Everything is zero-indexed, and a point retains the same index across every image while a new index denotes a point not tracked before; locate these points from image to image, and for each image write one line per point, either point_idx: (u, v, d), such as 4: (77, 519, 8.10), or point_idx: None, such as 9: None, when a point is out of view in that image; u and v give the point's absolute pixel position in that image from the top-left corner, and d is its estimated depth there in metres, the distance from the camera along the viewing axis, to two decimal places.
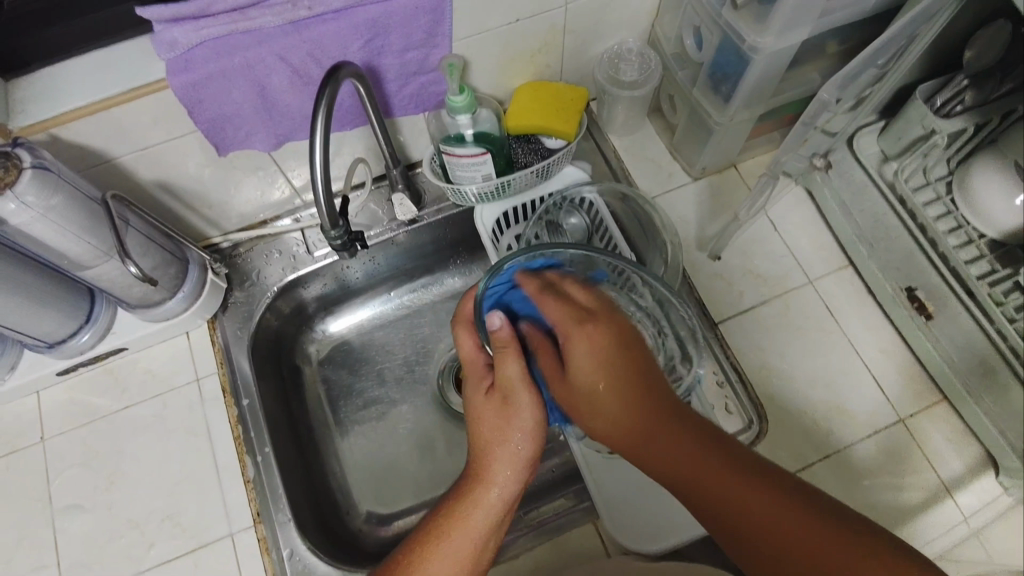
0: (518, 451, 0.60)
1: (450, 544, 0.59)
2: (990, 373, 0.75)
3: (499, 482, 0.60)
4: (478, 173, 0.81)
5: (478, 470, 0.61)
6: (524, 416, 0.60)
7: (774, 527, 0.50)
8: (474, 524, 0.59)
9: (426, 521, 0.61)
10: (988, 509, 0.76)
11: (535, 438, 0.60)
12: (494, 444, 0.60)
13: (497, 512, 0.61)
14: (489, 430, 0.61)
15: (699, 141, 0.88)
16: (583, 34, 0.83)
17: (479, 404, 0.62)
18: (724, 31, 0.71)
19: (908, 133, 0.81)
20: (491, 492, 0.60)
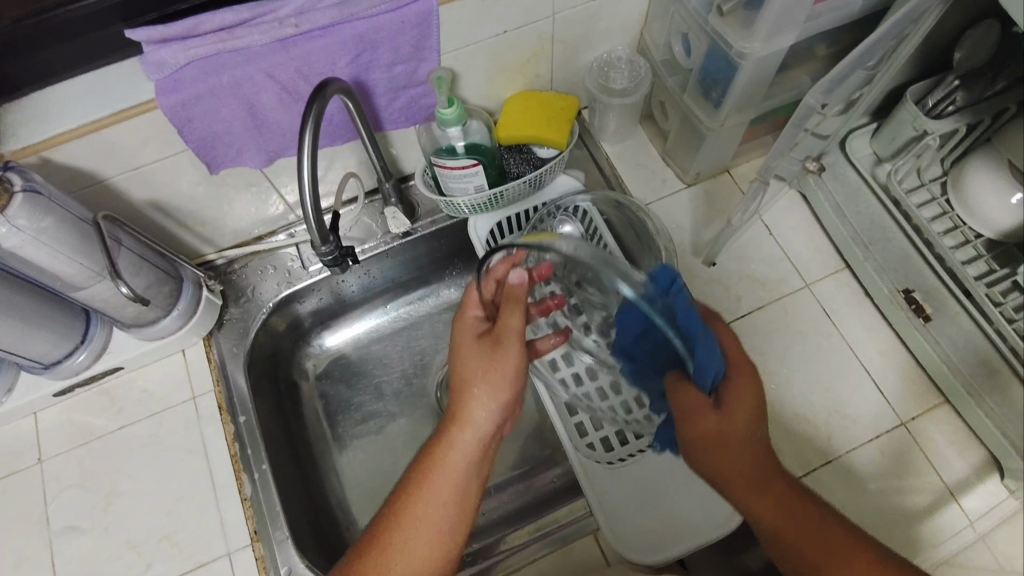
0: (490, 411, 0.63)
1: (433, 488, 0.61)
2: (994, 373, 0.73)
3: (471, 444, 0.63)
4: (471, 184, 0.82)
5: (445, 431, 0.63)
6: (498, 376, 0.63)
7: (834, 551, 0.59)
8: (455, 465, 0.62)
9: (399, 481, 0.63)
10: (994, 511, 0.74)
11: (511, 384, 0.63)
12: (465, 404, 0.63)
13: (474, 455, 0.62)
14: (469, 371, 0.63)
15: (691, 147, 0.88)
16: (571, 43, 0.83)
17: (467, 349, 0.65)
18: (712, 36, 0.71)
19: (901, 135, 0.81)
20: (466, 437, 0.62)
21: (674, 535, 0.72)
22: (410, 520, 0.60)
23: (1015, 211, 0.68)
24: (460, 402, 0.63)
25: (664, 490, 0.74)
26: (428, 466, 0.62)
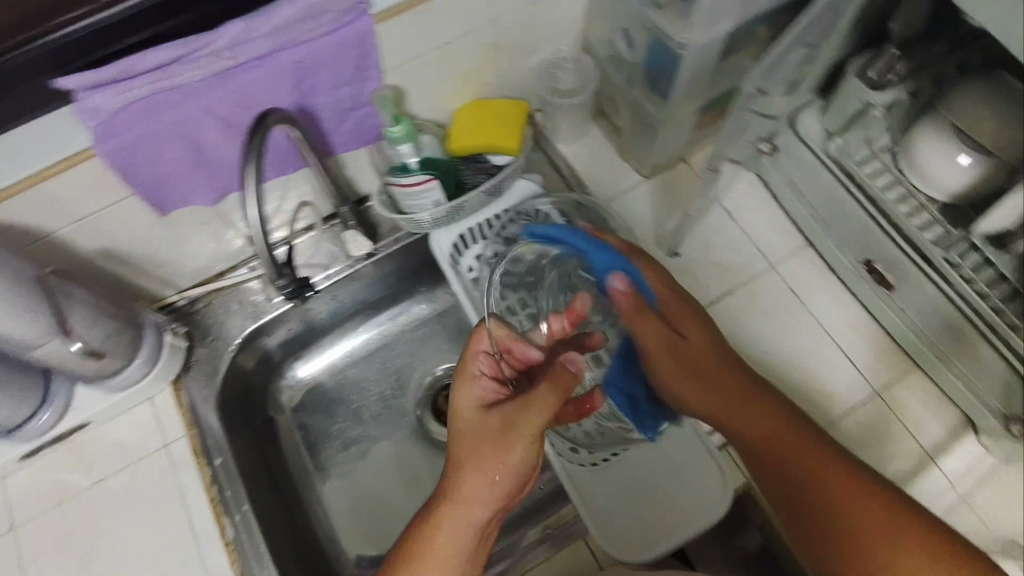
0: (484, 505, 0.61)
1: (427, 560, 0.59)
2: (961, 337, 0.75)
3: (459, 537, 0.60)
4: (428, 201, 0.81)
5: (435, 515, 0.61)
6: (500, 474, 0.60)
7: (792, 449, 0.64)
8: (451, 541, 0.60)
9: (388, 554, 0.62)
10: (974, 470, 0.76)
11: (517, 474, 0.60)
12: (462, 492, 0.60)
13: (471, 537, 0.61)
14: (472, 453, 0.60)
15: (644, 141, 0.88)
16: (515, 48, 0.82)
17: (472, 422, 0.62)
18: (651, 30, 0.71)
19: (847, 108, 0.80)
20: (465, 515, 0.60)
21: (667, 529, 0.73)
22: None
23: (964, 175, 0.69)
24: (455, 491, 0.61)
25: (652, 487, 0.75)
26: (414, 549, 0.60)
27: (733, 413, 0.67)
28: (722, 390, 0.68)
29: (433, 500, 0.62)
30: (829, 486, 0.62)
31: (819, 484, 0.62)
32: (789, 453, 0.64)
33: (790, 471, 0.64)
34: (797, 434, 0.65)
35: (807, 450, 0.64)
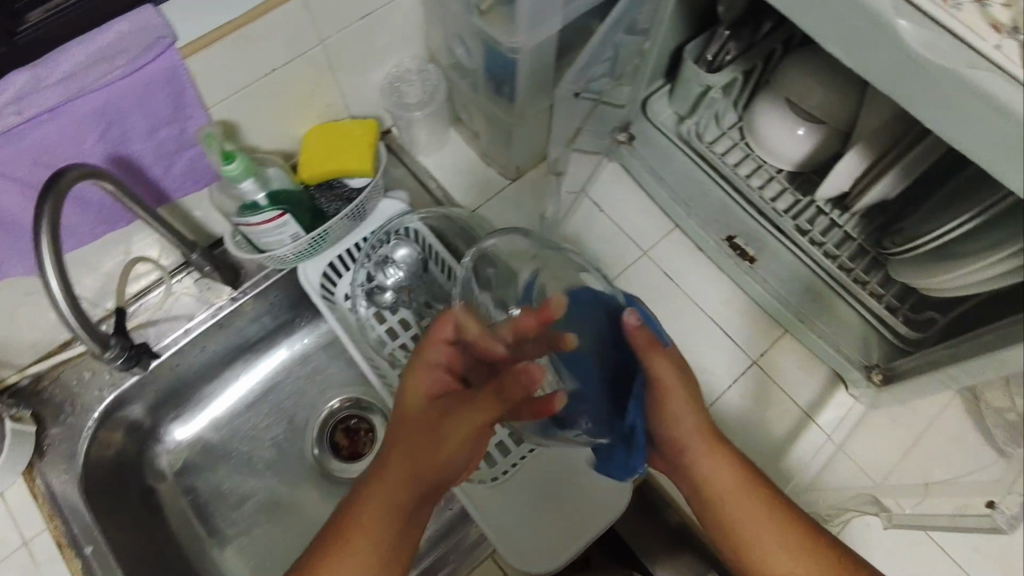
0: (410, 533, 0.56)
1: (342, 556, 0.54)
2: (818, 297, 0.79)
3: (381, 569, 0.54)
4: (284, 235, 0.77)
5: (346, 541, 0.54)
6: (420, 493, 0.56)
7: (736, 525, 0.57)
8: (365, 540, 0.54)
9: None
10: (847, 421, 0.80)
11: (450, 469, 0.56)
12: (377, 510, 0.55)
13: (392, 535, 0.55)
14: (412, 439, 0.56)
15: (501, 146, 0.86)
16: (353, 65, 0.79)
17: (418, 408, 0.57)
18: (482, 35, 0.70)
19: (690, 92, 0.82)
20: (386, 498, 0.55)
21: (567, 534, 0.73)
22: None
23: (802, 143, 0.78)
24: (370, 516, 0.55)
25: (555, 496, 0.74)
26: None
27: (718, 498, 0.58)
28: (710, 480, 0.59)
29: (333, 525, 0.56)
30: (761, 553, 0.56)
31: (754, 540, 0.56)
32: (732, 526, 0.58)
33: (725, 527, 0.58)
34: (737, 486, 0.58)
35: (751, 519, 0.57)
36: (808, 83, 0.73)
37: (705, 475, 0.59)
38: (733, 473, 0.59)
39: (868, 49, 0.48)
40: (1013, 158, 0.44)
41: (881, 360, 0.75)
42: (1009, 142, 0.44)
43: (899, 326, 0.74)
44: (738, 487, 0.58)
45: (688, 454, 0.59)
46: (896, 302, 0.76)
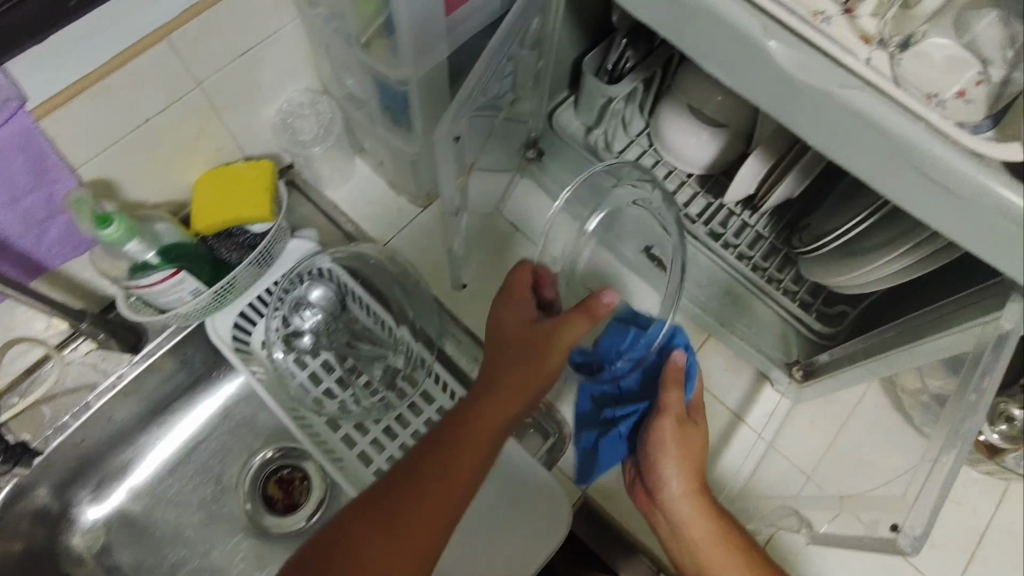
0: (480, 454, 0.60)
1: (427, 468, 0.58)
2: (737, 299, 0.79)
3: (461, 486, 0.58)
4: (184, 292, 0.73)
5: (416, 468, 0.58)
6: (495, 427, 0.62)
7: (694, 548, 0.66)
8: (465, 445, 0.60)
9: (337, 531, 0.56)
10: (775, 417, 0.81)
11: (550, 375, 0.65)
12: (459, 438, 0.60)
13: (473, 445, 0.60)
14: (547, 347, 0.65)
15: (408, 175, 0.83)
16: (237, 106, 0.75)
17: (516, 326, 0.68)
18: (366, 69, 0.66)
19: (593, 104, 0.81)
20: (500, 401, 0.63)
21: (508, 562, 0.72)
22: (377, 516, 0.56)
23: (710, 146, 0.78)
24: (472, 434, 0.61)
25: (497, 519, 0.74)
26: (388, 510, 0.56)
27: (693, 526, 0.66)
28: (688, 502, 0.67)
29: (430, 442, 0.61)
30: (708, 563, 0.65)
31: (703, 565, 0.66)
32: (693, 553, 0.66)
33: (691, 559, 0.67)
34: (709, 522, 0.67)
35: (713, 550, 0.65)
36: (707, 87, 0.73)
37: (687, 514, 0.67)
38: (691, 514, 0.67)
39: (748, 70, 0.48)
40: (900, 169, 0.45)
41: (801, 356, 0.77)
42: (896, 155, 0.44)
43: (813, 322, 0.76)
44: (709, 519, 0.67)
45: (666, 495, 0.68)
46: (810, 298, 0.77)
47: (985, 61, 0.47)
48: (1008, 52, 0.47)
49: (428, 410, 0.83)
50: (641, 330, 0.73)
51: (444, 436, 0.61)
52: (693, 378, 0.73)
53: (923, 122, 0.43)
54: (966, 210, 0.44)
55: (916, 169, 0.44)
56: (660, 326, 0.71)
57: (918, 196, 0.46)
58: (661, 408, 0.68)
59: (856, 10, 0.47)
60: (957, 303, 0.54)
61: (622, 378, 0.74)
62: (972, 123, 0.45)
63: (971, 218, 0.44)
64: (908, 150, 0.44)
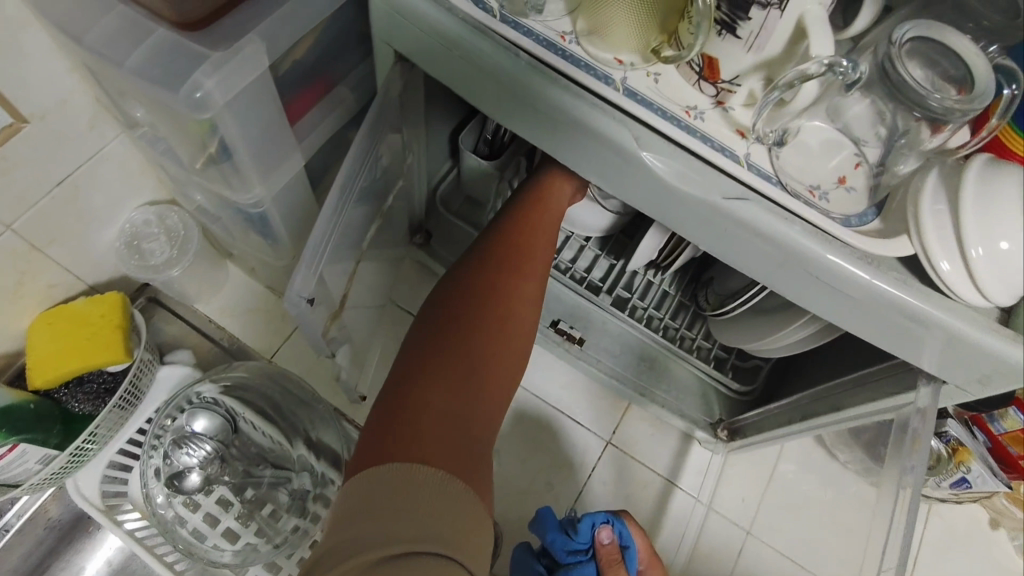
0: (530, 306, 0.54)
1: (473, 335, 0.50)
2: (653, 364, 0.77)
3: (512, 337, 0.52)
4: (27, 465, 0.62)
5: (458, 319, 0.50)
6: (533, 266, 0.56)
7: None
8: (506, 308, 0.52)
9: (397, 386, 0.46)
10: (710, 476, 0.80)
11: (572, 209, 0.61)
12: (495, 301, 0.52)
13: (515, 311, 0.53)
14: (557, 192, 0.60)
15: (286, 280, 0.76)
16: (66, 237, 0.65)
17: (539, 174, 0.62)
18: (210, 191, 0.58)
19: (476, 179, 0.73)
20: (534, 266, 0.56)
21: None
22: (434, 383, 0.45)
23: (605, 216, 0.68)
24: (507, 266, 0.54)
25: None
26: (440, 353, 0.47)
27: None
28: None
29: (469, 278, 0.53)
30: None
31: None
32: None
33: None
34: None
35: None
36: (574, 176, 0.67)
37: None
38: None
39: (622, 179, 0.44)
40: (794, 272, 0.43)
41: (724, 414, 0.76)
42: (788, 262, 0.42)
43: (731, 382, 0.74)
44: None
45: None
46: (723, 354, 0.76)
47: (857, 140, 0.44)
48: (880, 129, 0.43)
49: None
50: (566, 535, 0.66)
51: (463, 297, 0.52)
52: (630, 547, 0.66)
53: (800, 222, 0.41)
54: (865, 309, 0.42)
55: (809, 273, 0.42)
56: (589, 523, 0.65)
57: (815, 296, 0.43)
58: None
59: (728, 101, 0.44)
60: (869, 375, 0.52)
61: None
62: (857, 213, 0.43)
63: (872, 318, 0.42)
64: (795, 257, 0.42)
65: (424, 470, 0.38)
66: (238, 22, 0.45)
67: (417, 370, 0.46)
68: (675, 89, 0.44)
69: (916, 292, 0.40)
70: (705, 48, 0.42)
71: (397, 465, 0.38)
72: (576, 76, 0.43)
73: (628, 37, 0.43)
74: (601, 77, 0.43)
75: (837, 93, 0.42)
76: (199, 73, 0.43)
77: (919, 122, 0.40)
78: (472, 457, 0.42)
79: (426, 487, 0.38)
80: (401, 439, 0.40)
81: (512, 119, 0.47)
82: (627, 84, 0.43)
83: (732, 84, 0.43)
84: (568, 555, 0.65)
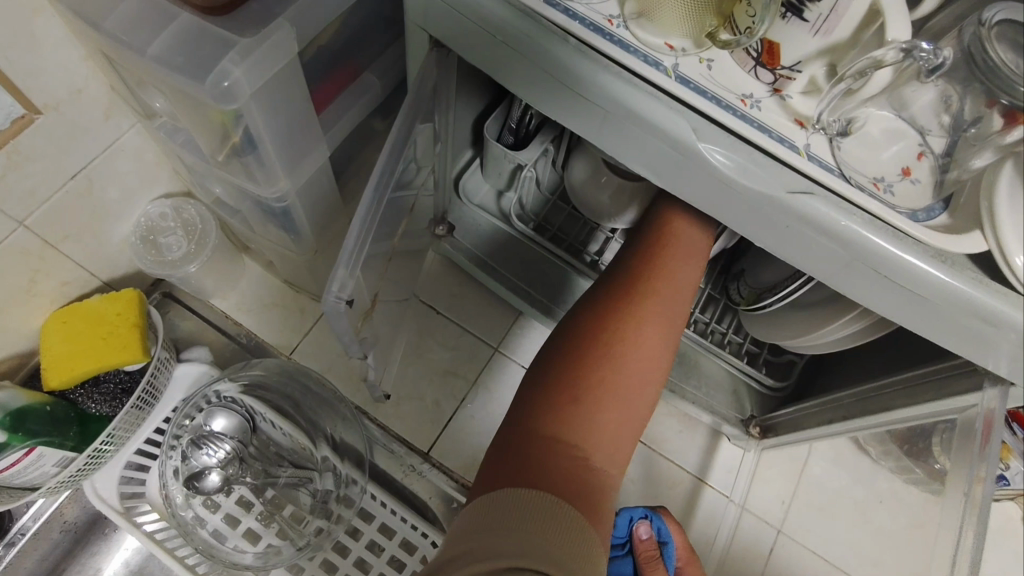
0: (669, 322, 0.50)
1: (593, 385, 0.45)
2: (683, 359, 0.74)
3: (648, 358, 0.48)
4: (43, 471, 0.60)
5: (588, 344, 0.47)
6: (660, 306, 0.50)
7: None
8: (630, 358, 0.47)
9: (522, 410, 0.45)
10: (741, 475, 0.78)
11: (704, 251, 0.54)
12: (615, 348, 0.47)
13: (640, 362, 0.47)
14: (686, 230, 0.53)
15: (305, 274, 0.74)
16: (80, 232, 0.62)
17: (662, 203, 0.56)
18: (229, 183, 0.56)
19: (502, 169, 0.71)
20: (659, 306, 0.50)
21: None
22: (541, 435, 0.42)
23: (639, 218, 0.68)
24: (642, 279, 0.51)
25: None
26: (555, 399, 0.44)
27: None
28: None
29: (602, 294, 0.51)
30: None
31: None
32: None
33: None
34: None
35: None
36: (598, 170, 0.66)
37: None
38: None
39: (678, 172, 0.42)
40: (859, 272, 0.40)
41: (756, 412, 0.74)
42: (855, 261, 0.40)
43: (765, 378, 0.72)
44: None
45: None
46: (755, 348, 0.74)
47: (921, 129, 0.42)
48: (944, 116, 0.42)
49: (369, 530, 0.73)
50: None
51: (576, 334, 0.48)
52: (669, 543, 0.64)
53: (864, 215, 0.39)
54: (933, 309, 0.40)
55: (875, 271, 0.40)
56: (626, 517, 0.64)
57: (883, 298, 0.41)
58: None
59: (786, 89, 0.41)
60: (923, 375, 0.50)
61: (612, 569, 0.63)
62: (924, 207, 0.40)
63: (939, 318, 0.40)
64: (865, 257, 0.39)
65: (515, 496, 0.37)
66: (266, 7, 0.43)
67: (542, 395, 0.45)
68: (730, 75, 0.41)
69: (988, 290, 0.38)
70: (767, 32, 0.40)
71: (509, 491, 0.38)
72: (627, 63, 0.40)
73: (680, 21, 0.41)
74: (651, 63, 0.40)
75: (910, 81, 0.40)
76: (227, 60, 0.41)
77: (993, 108, 0.38)
78: (590, 500, 0.40)
79: (543, 516, 0.36)
80: (515, 473, 0.39)
81: (558, 110, 0.44)
82: (679, 71, 0.41)
83: (792, 70, 0.41)
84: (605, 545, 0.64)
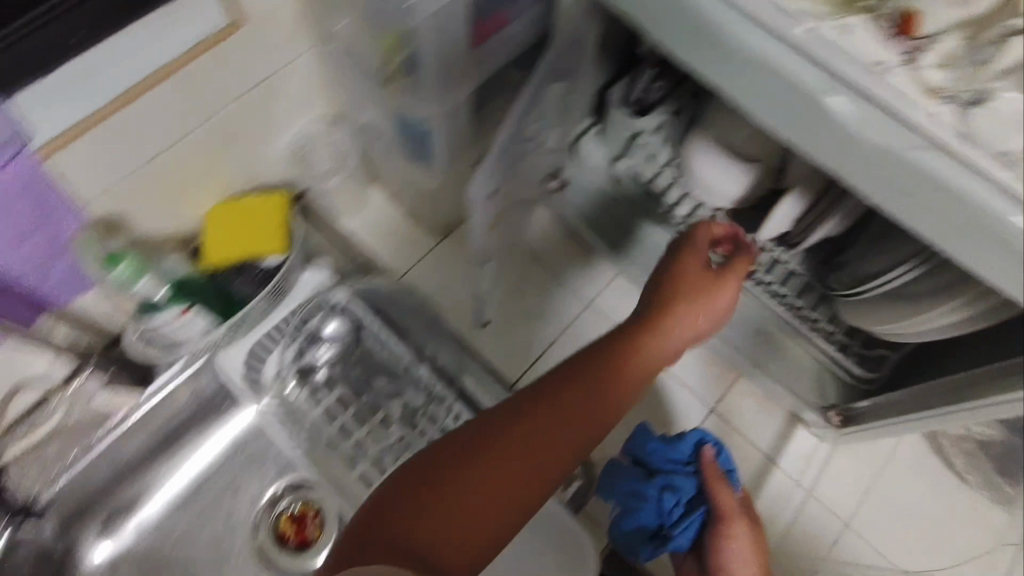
0: (629, 390, 0.55)
1: (550, 428, 0.50)
2: (768, 337, 0.77)
3: (607, 414, 0.53)
4: (194, 330, 0.71)
5: (568, 394, 0.52)
6: (632, 382, 0.55)
7: None
8: (598, 414, 0.52)
9: (473, 436, 0.49)
10: (814, 463, 0.79)
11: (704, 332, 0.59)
12: (580, 408, 0.51)
13: (598, 420, 0.52)
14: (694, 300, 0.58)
15: (426, 204, 0.83)
16: (253, 135, 0.73)
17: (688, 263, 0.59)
18: (387, 102, 0.64)
19: (618, 136, 0.77)
20: (637, 371, 0.55)
21: None
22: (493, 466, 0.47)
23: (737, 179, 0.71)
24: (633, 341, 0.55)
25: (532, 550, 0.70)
26: (515, 436, 0.49)
27: None
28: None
29: (593, 348, 0.55)
30: None
31: None
32: None
33: None
34: None
35: None
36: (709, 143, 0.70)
37: None
38: None
39: (801, 118, 0.45)
40: (970, 234, 0.42)
41: (839, 400, 0.75)
42: (968, 224, 0.41)
43: (852, 366, 0.72)
44: None
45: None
46: (847, 339, 0.72)
47: None
48: None
49: None
50: (667, 445, 0.68)
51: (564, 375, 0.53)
52: (732, 469, 0.68)
53: (981, 180, 0.40)
54: None
55: (987, 236, 0.41)
56: (696, 435, 0.67)
57: (989, 263, 0.42)
58: (720, 513, 0.63)
59: (920, 60, 0.41)
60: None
61: (675, 481, 0.66)
62: None
63: None
64: (978, 220, 0.40)
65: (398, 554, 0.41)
66: None
67: (504, 430, 0.49)
68: (864, 43, 0.42)
69: None
70: (909, 3, 0.42)
71: (401, 522, 0.44)
72: (760, 15, 0.44)
73: None
74: (784, 18, 0.43)
75: None
76: None
77: None
78: (479, 542, 0.45)
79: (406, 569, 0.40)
80: (419, 510, 0.44)
81: (693, 55, 0.48)
82: (810, 30, 0.43)
83: (930, 41, 0.42)
84: (670, 460, 0.67)
